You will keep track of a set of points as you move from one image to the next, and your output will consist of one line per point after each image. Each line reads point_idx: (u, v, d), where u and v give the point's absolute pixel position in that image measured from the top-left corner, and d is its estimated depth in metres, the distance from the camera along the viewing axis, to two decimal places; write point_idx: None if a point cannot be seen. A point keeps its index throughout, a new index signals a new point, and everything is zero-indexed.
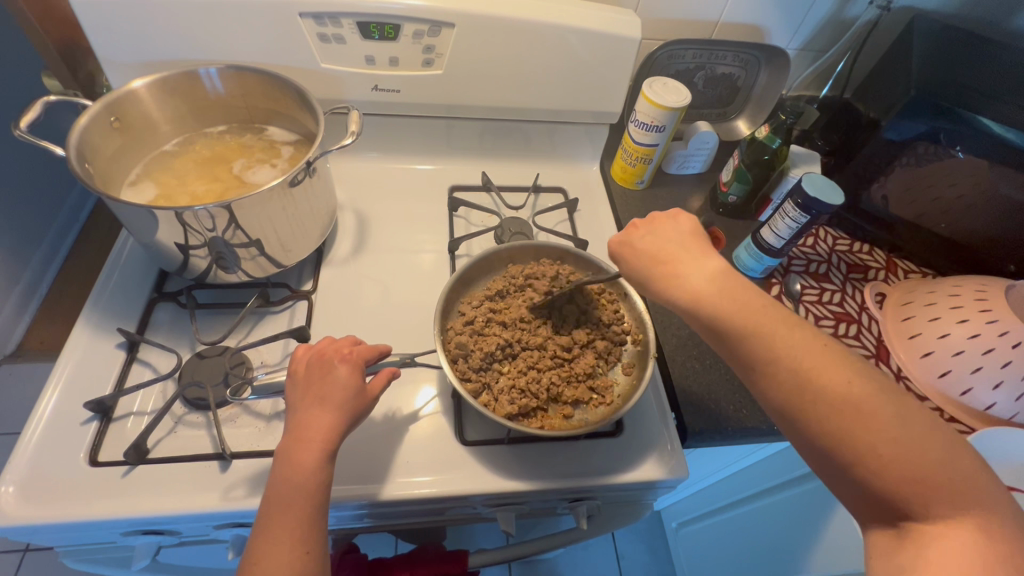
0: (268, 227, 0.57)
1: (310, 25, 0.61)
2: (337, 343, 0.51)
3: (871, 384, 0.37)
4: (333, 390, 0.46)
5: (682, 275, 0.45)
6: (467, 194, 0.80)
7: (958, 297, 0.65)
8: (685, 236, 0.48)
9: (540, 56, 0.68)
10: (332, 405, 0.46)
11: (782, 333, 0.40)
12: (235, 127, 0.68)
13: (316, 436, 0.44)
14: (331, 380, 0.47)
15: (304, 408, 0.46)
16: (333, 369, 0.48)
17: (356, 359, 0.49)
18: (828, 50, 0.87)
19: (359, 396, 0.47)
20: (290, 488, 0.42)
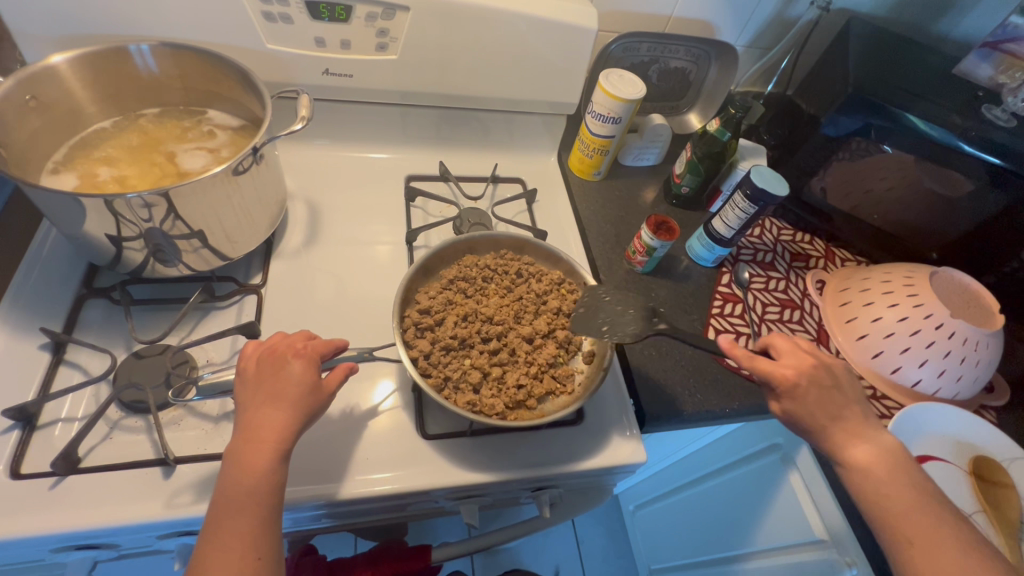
0: (212, 217, 0.54)
1: (254, 3, 0.58)
2: (290, 337, 0.49)
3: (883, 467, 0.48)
4: (289, 386, 0.44)
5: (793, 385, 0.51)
6: (425, 184, 0.78)
7: (890, 282, 0.70)
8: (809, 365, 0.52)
9: (498, 45, 0.67)
10: (287, 401, 0.44)
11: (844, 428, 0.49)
12: (172, 110, 0.64)
13: (271, 435, 0.42)
14: (287, 374, 0.45)
15: (257, 406, 0.43)
16: (290, 362, 0.46)
17: (314, 351, 0.48)
18: (773, 48, 0.90)
19: (318, 391, 0.46)
20: (242, 491, 0.40)
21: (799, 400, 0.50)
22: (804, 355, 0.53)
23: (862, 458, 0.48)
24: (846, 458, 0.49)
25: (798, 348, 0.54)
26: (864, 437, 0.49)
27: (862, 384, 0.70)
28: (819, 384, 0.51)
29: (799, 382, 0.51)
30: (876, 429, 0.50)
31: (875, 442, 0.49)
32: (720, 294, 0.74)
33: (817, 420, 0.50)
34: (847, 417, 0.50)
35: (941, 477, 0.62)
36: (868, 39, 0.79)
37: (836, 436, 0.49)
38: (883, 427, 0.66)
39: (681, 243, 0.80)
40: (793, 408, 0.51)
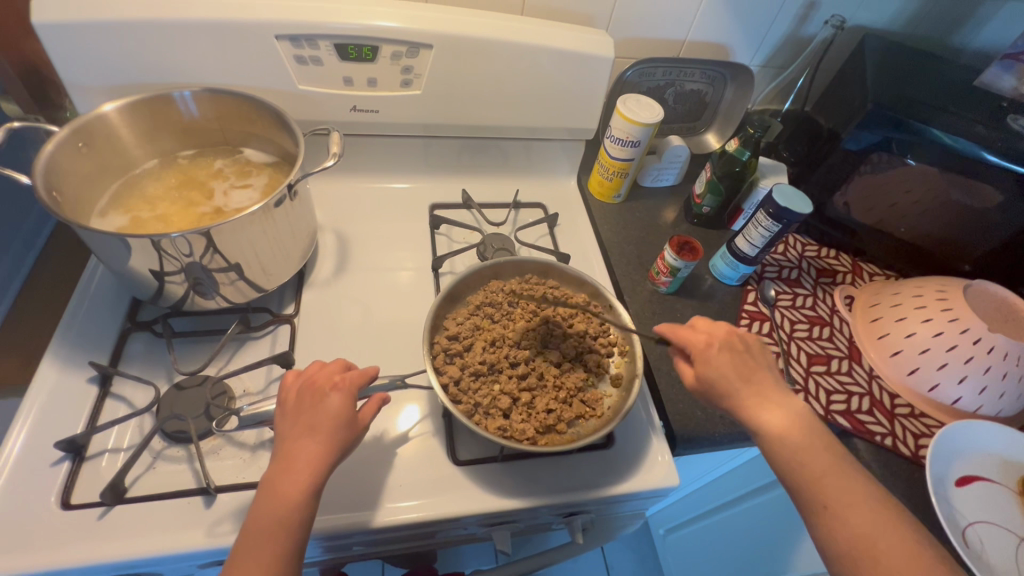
0: (249, 251, 0.56)
1: (287, 47, 0.61)
2: (329, 368, 0.50)
3: (800, 428, 0.47)
4: (327, 416, 0.46)
5: (710, 358, 0.51)
6: (448, 212, 0.80)
7: (922, 296, 0.69)
8: (727, 338, 0.53)
9: (517, 76, 0.69)
10: (325, 432, 0.45)
11: (747, 396, 0.49)
12: (210, 150, 0.67)
13: (309, 466, 0.43)
14: (326, 404, 0.46)
15: (296, 435, 0.45)
16: (330, 392, 0.47)
17: (354, 381, 0.49)
18: (787, 68, 0.89)
19: (354, 423, 0.47)
20: (277, 519, 0.41)
21: (710, 363, 0.51)
22: (722, 326, 0.54)
23: (776, 426, 0.48)
24: (765, 431, 0.48)
25: (715, 322, 0.55)
26: (777, 408, 0.49)
27: (899, 402, 0.68)
28: (733, 354, 0.51)
29: (711, 349, 0.52)
30: (787, 395, 0.50)
31: (787, 410, 0.49)
32: (747, 313, 0.74)
33: (726, 381, 0.50)
34: (756, 378, 0.50)
35: (988, 499, 0.60)
36: (883, 56, 0.79)
37: (748, 404, 0.49)
38: (923, 446, 0.64)
39: (704, 262, 0.80)
40: (704, 373, 0.51)
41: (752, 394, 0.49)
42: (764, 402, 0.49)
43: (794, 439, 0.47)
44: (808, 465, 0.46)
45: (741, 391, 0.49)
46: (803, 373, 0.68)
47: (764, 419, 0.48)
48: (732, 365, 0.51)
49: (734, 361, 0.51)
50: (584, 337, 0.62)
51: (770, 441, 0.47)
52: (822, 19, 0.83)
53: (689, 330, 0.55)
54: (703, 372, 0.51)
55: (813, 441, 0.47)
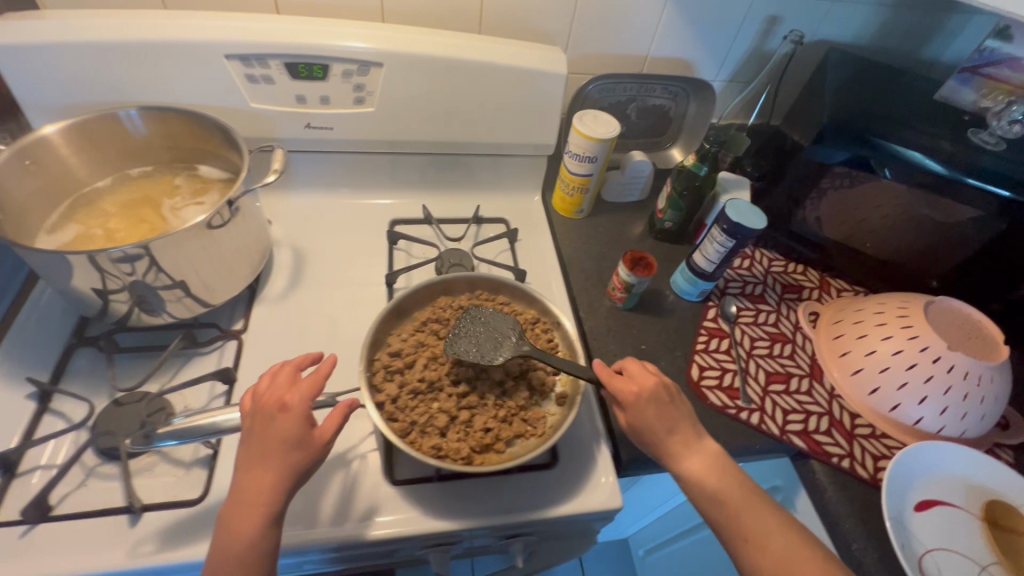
0: (192, 268, 0.57)
1: (238, 67, 0.62)
2: (280, 386, 0.49)
3: (719, 471, 0.49)
4: (276, 441, 0.45)
5: (633, 405, 0.52)
6: (409, 227, 0.80)
7: (883, 313, 0.68)
8: (650, 385, 0.53)
9: (471, 92, 0.70)
10: (275, 457, 0.45)
11: (670, 443, 0.51)
12: (166, 167, 0.68)
13: (261, 492, 0.44)
14: (276, 428, 0.46)
15: (250, 462, 0.45)
16: (281, 414, 0.47)
17: (307, 397, 0.48)
18: (751, 83, 0.89)
19: (309, 443, 0.47)
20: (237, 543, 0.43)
21: (638, 412, 0.52)
22: (649, 372, 0.54)
23: (696, 469, 0.49)
24: (682, 468, 0.50)
25: (644, 367, 0.55)
26: (696, 449, 0.50)
27: (859, 423, 0.66)
28: (657, 399, 0.52)
29: (638, 399, 0.52)
30: (704, 436, 0.52)
31: (703, 452, 0.50)
32: (706, 330, 0.73)
33: (652, 429, 0.51)
34: (680, 425, 0.51)
35: (947, 526, 0.58)
36: (845, 70, 0.79)
37: (671, 449, 0.50)
38: (882, 469, 0.62)
39: (666, 277, 0.79)
40: (632, 420, 0.52)
41: (674, 440, 0.51)
42: (686, 445, 0.50)
43: (711, 477, 0.49)
44: (729, 506, 0.47)
45: (664, 439, 0.51)
46: (760, 392, 0.67)
47: (686, 461, 0.50)
48: (653, 411, 0.52)
49: (660, 406, 0.52)
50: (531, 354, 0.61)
51: (692, 482, 0.49)
52: (782, 35, 0.83)
53: (620, 376, 0.55)
54: (632, 420, 0.52)
55: (732, 479, 0.49)
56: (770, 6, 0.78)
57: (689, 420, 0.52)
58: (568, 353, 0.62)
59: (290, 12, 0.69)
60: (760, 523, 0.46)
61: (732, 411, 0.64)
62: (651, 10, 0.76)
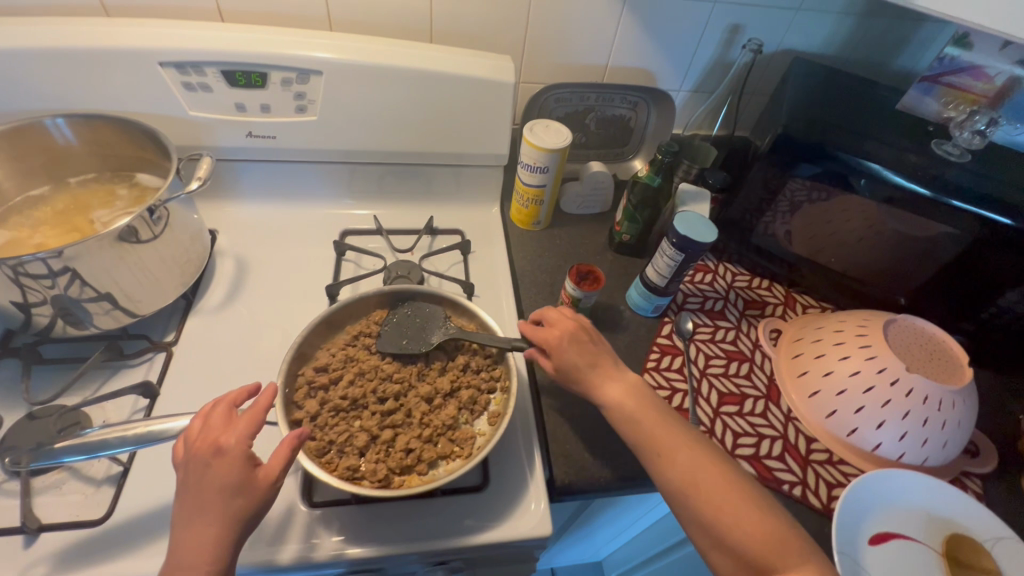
0: (115, 278, 0.55)
1: (173, 75, 0.62)
2: (215, 424, 0.45)
3: (637, 393, 0.52)
4: (211, 491, 0.42)
5: (555, 346, 0.55)
6: (360, 238, 0.78)
7: (842, 332, 0.64)
8: (572, 328, 0.56)
9: (417, 101, 0.68)
10: (212, 507, 0.42)
11: (592, 377, 0.53)
12: (104, 175, 0.67)
13: (202, 548, 0.41)
14: (209, 474, 0.43)
15: (187, 519, 0.42)
16: (214, 460, 0.43)
17: (241, 435, 0.44)
18: (714, 93, 0.87)
19: (248, 483, 0.43)
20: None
21: (560, 354, 0.54)
22: (569, 316, 0.57)
23: (614, 394, 0.52)
24: (603, 397, 0.52)
25: (564, 312, 0.58)
26: (616, 379, 0.53)
27: (816, 448, 0.62)
28: (578, 341, 0.55)
29: (558, 339, 0.55)
30: (625, 369, 0.55)
31: (624, 381, 0.53)
32: (658, 347, 0.70)
33: (573, 367, 0.54)
34: (603, 362, 0.54)
35: (901, 560, 0.54)
36: (807, 80, 0.76)
37: (589, 380, 0.53)
38: (836, 497, 0.58)
39: (622, 291, 0.76)
40: (556, 363, 0.55)
41: (591, 372, 0.54)
42: (608, 377, 0.53)
43: (627, 400, 0.52)
44: (647, 426, 0.50)
45: (586, 374, 0.53)
46: (711, 414, 0.63)
47: (605, 389, 0.53)
48: (572, 349, 0.54)
49: (580, 348, 0.55)
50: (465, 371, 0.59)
51: (612, 408, 0.52)
52: (742, 44, 0.81)
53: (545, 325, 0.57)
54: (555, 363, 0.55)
55: (649, 405, 0.51)
56: (731, 14, 0.76)
57: (610, 358, 0.55)
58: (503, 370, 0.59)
59: (234, 21, 0.68)
60: (677, 440, 0.49)
61: None
62: (607, 19, 0.75)
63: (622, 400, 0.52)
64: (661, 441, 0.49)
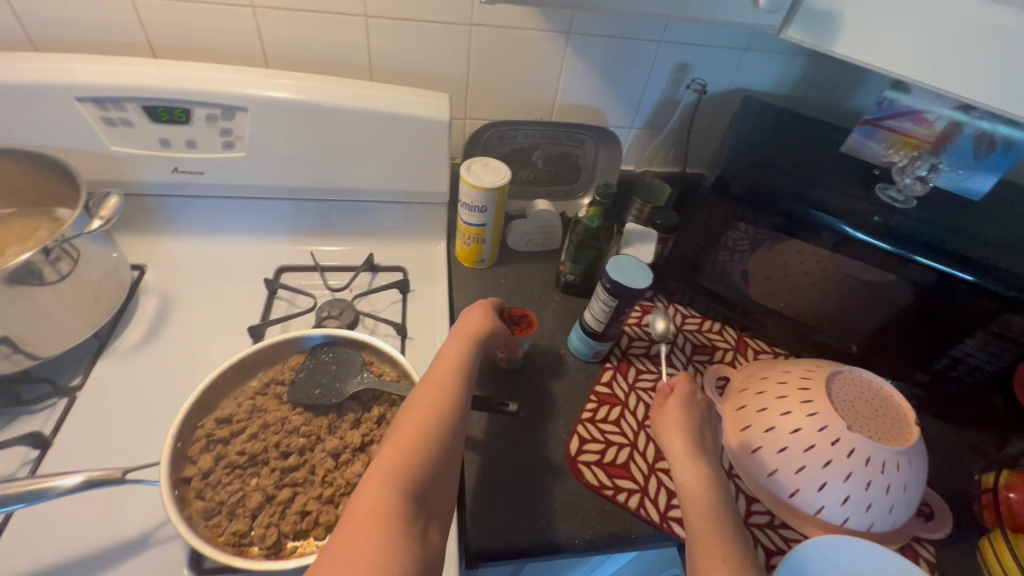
0: (9, 320, 0.53)
1: (92, 110, 0.60)
2: (429, 401, 0.47)
3: (689, 470, 0.50)
4: (434, 405, 0.46)
5: (667, 412, 0.56)
6: (296, 275, 0.75)
7: (785, 384, 0.61)
8: (683, 396, 0.57)
9: (349, 138, 0.67)
10: (447, 417, 0.46)
11: (671, 446, 0.53)
12: (22, 210, 0.65)
13: (430, 457, 0.42)
14: (436, 395, 0.47)
15: (387, 445, 0.43)
16: (424, 390, 0.48)
17: (457, 371, 0.50)
18: (663, 130, 0.85)
19: (466, 399, 0.49)
20: (414, 507, 0.39)
21: (663, 423, 0.55)
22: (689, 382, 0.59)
23: (685, 472, 0.50)
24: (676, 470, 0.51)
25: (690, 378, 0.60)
26: (683, 455, 0.52)
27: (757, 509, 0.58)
28: (685, 410, 0.56)
29: (668, 408, 0.56)
30: (700, 447, 0.52)
31: (699, 461, 0.51)
32: (596, 395, 0.66)
33: (664, 435, 0.54)
34: (669, 438, 0.54)
35: None
36: (753, 120, 0.75)
37: (673, 453, 0.53)
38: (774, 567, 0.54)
39: (564, 334, 0.73)
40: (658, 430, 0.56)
41: (677, 441, 0.53)
42: (682, 450, 0.52)
43: (692, 480, 0.49)
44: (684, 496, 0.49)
45: (674, 443, 0.53)
46: (646, 471, 0.59)
47: (681, 463, 0.51)
48: (681, 415, 0.55)
49: (682, 416, 0.55)
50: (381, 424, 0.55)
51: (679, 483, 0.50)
52: (686, 83, 0.79)
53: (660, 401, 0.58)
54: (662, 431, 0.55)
55: (704, 479, 0.49)
56: (676, 53, 0.75)
57: (701, 432, 0.54)
58: None
59: (165, 55, 0.67)
60: (698, 509, 0.47)
61: (609, 492, 0.57)
62: (551, 57, 0.74)
63: (690, 478, 0.50)
64: (688, 484, 0.49)
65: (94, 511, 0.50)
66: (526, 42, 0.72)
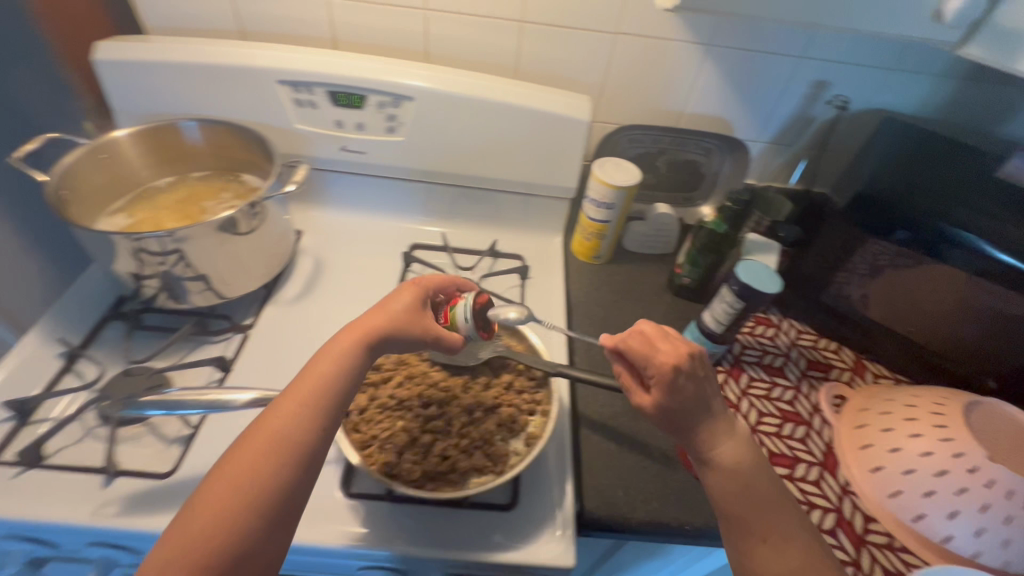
0: (212, 261, 0.63)
1: (287, 92, 0.70)
2: (382, 320, 0.49)
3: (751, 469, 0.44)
4: (263, 456, 0.40)
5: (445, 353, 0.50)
6: (427, 252, 0.82)
7: (914, 408, 0.59)
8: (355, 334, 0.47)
9: (495, 131, 0.73)
10: (292, 471, 0.40)
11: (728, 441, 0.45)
12: (217, 173, 0.77)
13: (268, 513, 0.39)
14: (285, 441, 0.41)
15: (210, 494, 0.39)
16: (264, 431, 0.42)
17: (309, 410, 0.43)
18: (794, 144, 0.85)
19: (391, 343, 0.49)
20: (329, 427, 0.43)
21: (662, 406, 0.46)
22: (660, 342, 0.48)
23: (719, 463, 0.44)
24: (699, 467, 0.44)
25: (663, 332, 0.49)
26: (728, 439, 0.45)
27: (874, 528, 0.57)
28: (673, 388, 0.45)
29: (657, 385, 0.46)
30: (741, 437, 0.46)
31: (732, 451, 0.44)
32: None
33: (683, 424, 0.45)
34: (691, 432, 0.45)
35: None
36: (892, 142, 0.75)
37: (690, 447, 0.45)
38: None
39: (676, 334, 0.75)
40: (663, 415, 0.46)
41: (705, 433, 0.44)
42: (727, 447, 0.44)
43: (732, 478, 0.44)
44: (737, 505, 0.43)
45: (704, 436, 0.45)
46: None
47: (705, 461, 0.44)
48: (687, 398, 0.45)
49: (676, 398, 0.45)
50: (509, 390, 0.60)
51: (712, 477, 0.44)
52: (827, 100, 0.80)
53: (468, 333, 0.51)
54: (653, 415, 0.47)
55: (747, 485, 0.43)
56: (817, 70, 0.76)
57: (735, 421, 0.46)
58: (546, 394, 0.60)
59: (344, 49, 0.77)
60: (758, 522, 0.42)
61: None
62: (688, 68, 0.77)
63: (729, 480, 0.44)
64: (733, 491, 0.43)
65: None
66: (668, 52, 0.75)
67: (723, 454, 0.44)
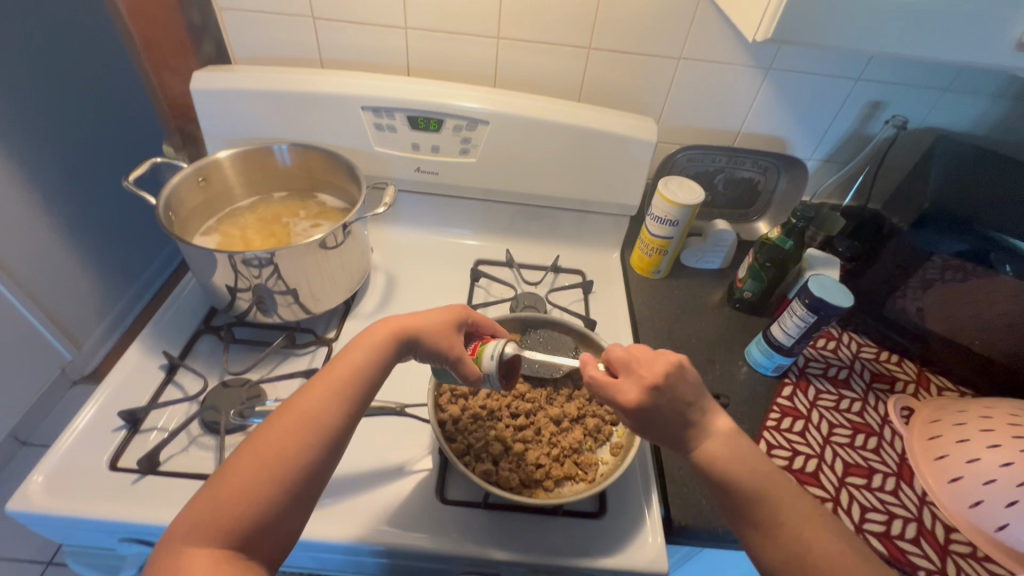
0: (303, 277, 0.66)
1: (369, 117, 0.74)
2: (412, 321, 0.52)
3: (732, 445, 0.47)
4: (290, 434, 0.42)
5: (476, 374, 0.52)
6: (492, 268, 0.85)
7: (989, 419, 0.60)
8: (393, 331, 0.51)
9: (564, 152, 0.76)
10: (315, 450, 0.42)
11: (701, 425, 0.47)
12: (297, 194, 0.81)
13: (290, 489, 0.40)
14: (309, 422, 0.43)
15: (234, 470, 0.40)
16: (289, 411, 0.44)
17: (336, 396, 0.45)
18: (849, 162, 0.87)
19: (419, 344, 0.52)
20: (351, 414, 0.45)
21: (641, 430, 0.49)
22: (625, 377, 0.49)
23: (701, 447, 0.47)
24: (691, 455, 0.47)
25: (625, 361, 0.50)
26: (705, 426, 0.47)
27: (955, 538, 0.58)
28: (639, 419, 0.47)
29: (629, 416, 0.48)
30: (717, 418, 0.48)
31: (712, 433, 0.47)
32: (779, 407, 0.69)
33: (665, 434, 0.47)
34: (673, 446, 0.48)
35: None
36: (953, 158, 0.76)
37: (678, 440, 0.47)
38: None
39: (741, 347, 0.77)
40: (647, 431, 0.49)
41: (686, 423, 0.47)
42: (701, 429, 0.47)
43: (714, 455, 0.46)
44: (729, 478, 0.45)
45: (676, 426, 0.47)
46: (836, 483, 0.62)
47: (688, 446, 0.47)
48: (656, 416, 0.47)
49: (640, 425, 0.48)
50: (591, 402, 0.63)
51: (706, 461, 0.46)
52: (884, 119, 0.82)
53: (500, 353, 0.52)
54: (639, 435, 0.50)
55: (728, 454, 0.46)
56: (873, 91, 0.79)
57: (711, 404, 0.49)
58: None
59: (417, 76, 0.81)
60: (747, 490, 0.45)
61: None
62: (747, 89, 0.80)
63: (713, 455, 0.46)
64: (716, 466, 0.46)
65: (359, 438, 0.61)
66: (728, 75, 0.78)
67: (717, 449, 0.46)
